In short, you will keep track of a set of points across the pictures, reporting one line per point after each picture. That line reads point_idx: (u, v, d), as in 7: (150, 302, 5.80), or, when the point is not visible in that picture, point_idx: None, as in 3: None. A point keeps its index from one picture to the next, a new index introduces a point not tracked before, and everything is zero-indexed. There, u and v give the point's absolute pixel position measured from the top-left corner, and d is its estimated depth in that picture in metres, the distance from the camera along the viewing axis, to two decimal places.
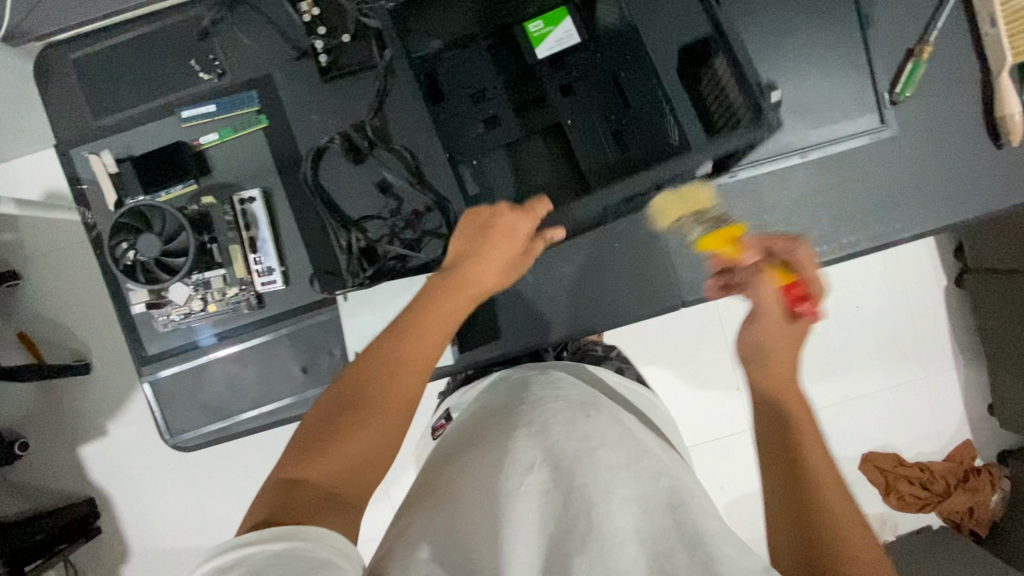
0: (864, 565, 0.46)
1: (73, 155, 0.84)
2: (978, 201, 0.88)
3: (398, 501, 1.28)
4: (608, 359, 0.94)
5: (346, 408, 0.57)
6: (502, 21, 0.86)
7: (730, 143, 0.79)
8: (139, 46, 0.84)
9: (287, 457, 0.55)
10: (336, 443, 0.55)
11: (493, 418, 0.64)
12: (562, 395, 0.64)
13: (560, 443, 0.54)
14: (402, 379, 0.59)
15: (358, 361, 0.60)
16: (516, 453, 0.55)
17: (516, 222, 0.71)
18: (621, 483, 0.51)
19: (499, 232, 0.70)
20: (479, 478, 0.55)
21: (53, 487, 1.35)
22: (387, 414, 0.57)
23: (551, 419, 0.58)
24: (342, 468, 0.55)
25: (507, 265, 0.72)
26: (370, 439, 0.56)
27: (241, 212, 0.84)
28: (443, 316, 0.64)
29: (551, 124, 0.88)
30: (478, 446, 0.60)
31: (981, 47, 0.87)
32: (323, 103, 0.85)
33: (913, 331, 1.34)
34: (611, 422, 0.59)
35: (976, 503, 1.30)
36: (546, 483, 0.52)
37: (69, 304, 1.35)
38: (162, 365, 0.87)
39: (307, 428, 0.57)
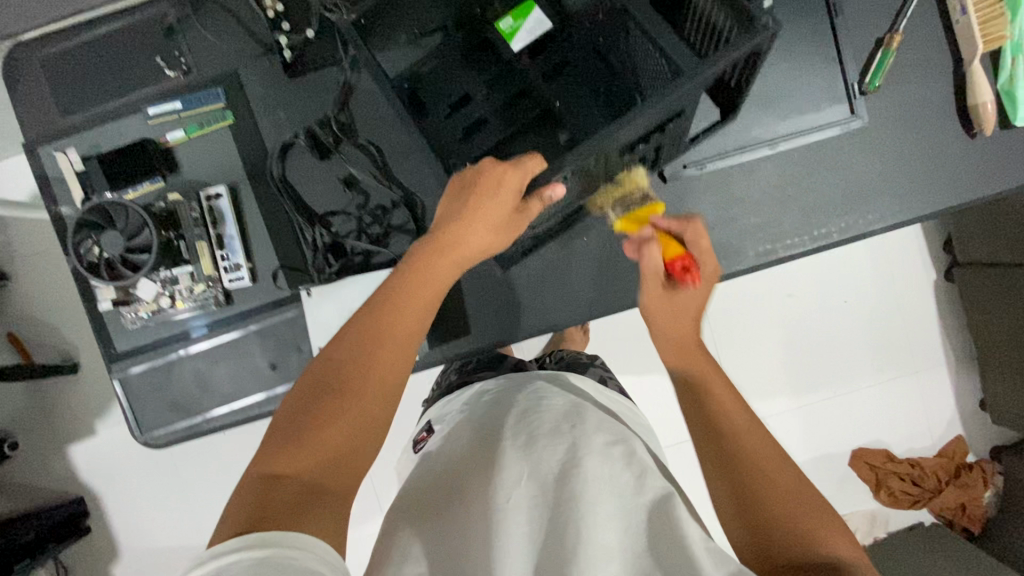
0: (794, 506, 0.50)
1: (41, 153, 0.85)
2: (949, 192, 0.87)
3: (380, 500, 1.26)
4: (590, 368, 0.86)
5: (322, 397, 0.53)
6: (470, 12, 0.80)
7: (723, 60, 0.63)
8: (105, 44, 0.85)
9: (263, 454, 0.51)
10: (318, 431, 0.51)
11: (481, 426, 0.63)
12: (546, 405, 0.62)
13: (547, 460, 0.54)
14: (384, 361, 0.56)
15: (328, 354, 0.56)
16: (501, 466, 0.55)
17: (502, 174, 0.63)
18: (607, 498, 0.50)
19: (483, 188, 0.63)
20: (468, 488, 0.56)
21: (38, 486, 1.36)
22: (368, 399, 0.54)
23: (536, 430, 0.58)
24: (321, 459, 0.51)
25: (499, 224, 0.65)
26: (350, 426, 0.53)
27: (208, 209, 0.84)
28: (424, 301, 0.61)
29: (540, 111, 0.76)
30: (465, 452, 0.60)
31: (953, 36, 0.87)
32: (291, 100, 0.86)
33: (902, 323, 1.32)
34: (597, 430, 0.57)
35: (967, 499, 1.29)
36: (534, 498, 0.53)
37: (51, 305, 1.35)
38: (131, 363, 0.88)
39: (283, 420, 0.53)
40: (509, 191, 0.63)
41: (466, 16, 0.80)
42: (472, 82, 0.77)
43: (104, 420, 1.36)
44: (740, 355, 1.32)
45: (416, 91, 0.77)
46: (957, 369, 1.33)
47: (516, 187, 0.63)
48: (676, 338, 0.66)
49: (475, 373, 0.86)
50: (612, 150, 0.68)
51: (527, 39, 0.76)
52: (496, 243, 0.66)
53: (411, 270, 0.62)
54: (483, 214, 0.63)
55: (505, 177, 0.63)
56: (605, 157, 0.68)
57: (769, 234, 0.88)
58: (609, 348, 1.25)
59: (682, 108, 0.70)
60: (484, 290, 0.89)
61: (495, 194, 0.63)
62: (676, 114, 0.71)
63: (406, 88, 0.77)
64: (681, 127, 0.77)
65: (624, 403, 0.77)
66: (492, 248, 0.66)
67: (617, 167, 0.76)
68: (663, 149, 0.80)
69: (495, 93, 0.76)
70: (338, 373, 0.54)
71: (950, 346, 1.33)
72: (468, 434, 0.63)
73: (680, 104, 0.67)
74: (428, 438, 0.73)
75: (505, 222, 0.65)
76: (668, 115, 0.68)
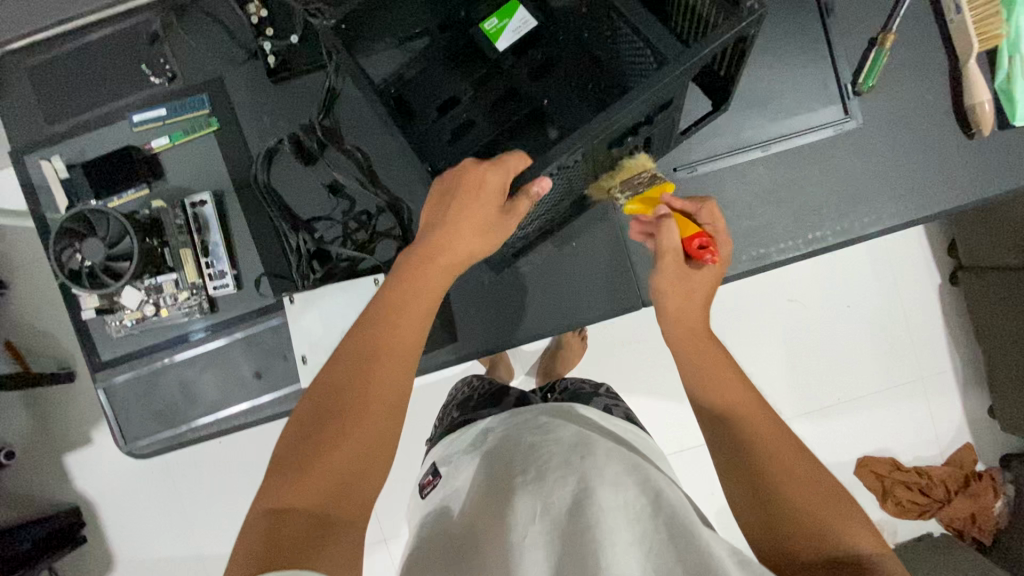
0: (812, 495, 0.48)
1: (27, 161, 0.85)
2: (947, 193, 0.85)
3: (377, 515, 1.23)
4: (595, 397, 0.79)
5: (319, 425, 0.50)
6: (453, 13, 0.76)
7: (710, 47, 0.58)
8: (90, 52, 0.85)
9: (267, 488, 0.48)
10: (321, 457, 0.48)
11: (492, 462, 0.58)
12: (553, 437, 0.57)
13: (559, 493, 0.50)
14: (380, 380, 0.52)
15: (323, 376, 0.53)
16: (517, 503, 0.51)
17: (486, 175, 0.59)
18: (623, 526, 0.46)
19: (465, 191, 0.59)
20: (487, 526, 0.52)
21: (31, 496, 1.35)
22: (371, 418, 0.51)
23: (545, 464, 0.54)
24: (326, 488, 0.48)
25: (489, 226, 0.60)
26: (352, 452, 0.49)
27: (193, 216, 0.83)
28: (419, 313, 0.58)
29: (530, 111, 0.75)
30: (479, 488, 0.57)
31: (948, 35, 0.85)
32: (277, 106, 0.86)
33: (906, 327, 1.29)
34: (610, 458, 0.53)
35: (979, 509, 1.24)
36: (549, 532, 0.48)
37: (46, 315, 1.35)
38: (116, 372, 0.87)
39: (285, 452, 0.49)
40: (491, 192, 0.59)
41: (450, 15, 0.76)
42: (465, 86, 0.75)
43: (98, 428, 1.35)
44: (739, 364, 1.30)
45: (402, 96, 0.75)
46: (963, 376, 1.30)
47: (499, 186, 0.59)
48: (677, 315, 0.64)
49: (478, 410, 0.78)
50: (601, 145, 0.64)
51: (512, 37, 0.74)
52: (490, 247, 0.62)
53: (405, 280, 0.59)
54: (467, 219, 0.59)
55: (485, 177, 0.59)
56: (594, 152, 0.64)
57: (762, 238, 0.86)
58: (605, 355, 1.23)
59: (671, 97, 0.66)
60: (473, 297, 0.88)
61: (478, 197, 0.59)
62: (665, 104, 0.67)
63: (393, 96, 0.74)
64: (670, 119, 0.73)
65: (637, 434, 0.70)
66: (485, 252, 0.62)
67: (608, 162, 0.72)
68: (655, 142, 0.76)
69: (484, 94, 0.74)
70: (340, 399, 0.51)
71: (956, 352, 1.30)
72: (480, 468, 0.59)
73: (668, 93, 0.63)
74: (436, 483, 0.66)
75: (491, 225, 0.60)
76: (659, 103, 0.64)
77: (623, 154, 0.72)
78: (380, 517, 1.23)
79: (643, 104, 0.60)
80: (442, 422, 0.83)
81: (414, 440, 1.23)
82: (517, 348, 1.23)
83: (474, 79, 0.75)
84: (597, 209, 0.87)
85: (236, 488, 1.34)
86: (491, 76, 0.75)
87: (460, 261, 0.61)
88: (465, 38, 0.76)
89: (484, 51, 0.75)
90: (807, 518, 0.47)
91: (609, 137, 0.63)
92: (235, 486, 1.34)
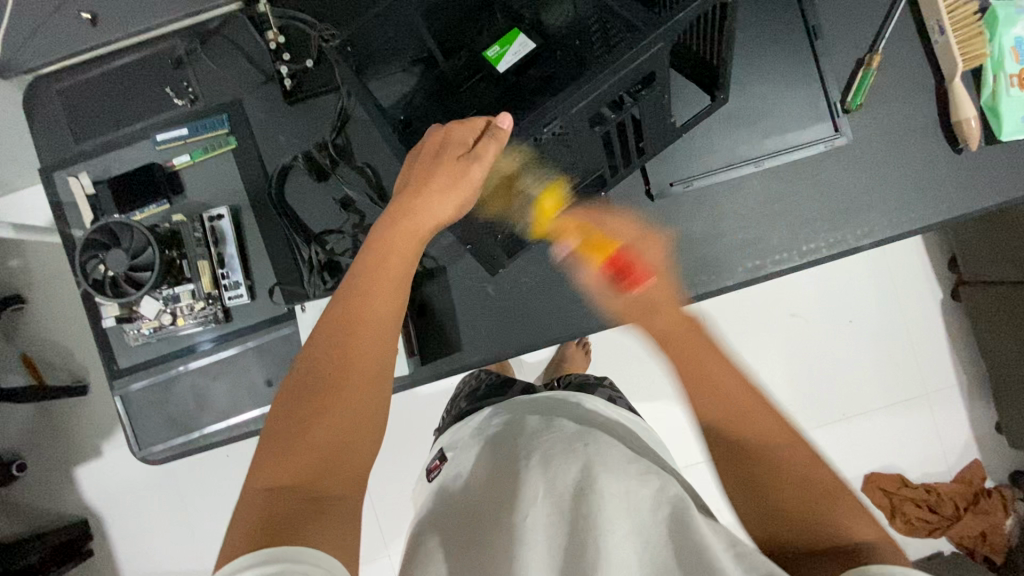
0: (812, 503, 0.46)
1: (55, 178, 0.89)
2: (938, 207, 0.88)
3: (382, 526, 1.24)
4: (598, 388, 0.82)
5: (309, 393, 0.52)
6: (456, 42, 0.73)
7: (688, 9, 0.63)
8: (119, 76, 0.90)
9: (262, 464, 0.49)
10: (312, 427, 0.50)
11: (496, 452, 0.61)
12: (557, 426, 0.61)
13: (563, 477, 0.53)
14: (360, 341, 0.55)
15: (309, 345, 0.55)
16: (520, 488, 0.54)
17: (448, 131, 0.64)
18: (623, 514, 0.48)
19: (430, 152, 0.64)
20: (489, 510, 0.55)
21: (43, 507, 1.37)
22: (356, 388, 0.53)
23: (550, 451, 0.57)
24: (313, 463, 0.49)
25: (455, 186, 0.63)
26: (338, 422, 0.51)
27: (210, 229, 0.87)
28: (394, 279, 0.60)
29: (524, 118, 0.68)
30: (483, 473, 0.60)
31: (933, 55, 0.89)
32: (292, 126, 0.91)
33: (907, 339, 1.31)
34: (611, 449, 0.56)
35: (989, 527, 1.23)
36: (552, 514, 0.51)
37: (63, 328, 1.39)
38: (132, 379, 0.90)
39: (274, 429, 0.51)
40: (452, 147, 0.63)
41: (458, 43, 0.73)
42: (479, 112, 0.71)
43: (109, 440, 1.37)
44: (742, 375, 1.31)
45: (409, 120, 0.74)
46: (967, 389, 1.30)
47: (461, 143, 0.63)
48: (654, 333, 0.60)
49: (487, 399, 0.81)
50: (581, 120, 0.67)
51: (514, 64, 0.69)
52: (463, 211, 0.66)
53: (378, 250, 0.61)
54: (432, 178, 0.63)
55: (450, 135, 0.64)
56: (573, 126, 0.67)
57: (758, 250, 0.89)
58: (605, 366, 1.26)
59: (650, 71, 0.68)
60: (477, 305, 0.91)
61: (442, 153, 0.63)
62: (646, 80, 0.69)
63: (401, 122, 0.74)
64: (659, 102, 0.74)
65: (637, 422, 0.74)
66: (452, 216, 0.65)
67: (592, 145, 0.74)
68: (645, 126, 0.77)
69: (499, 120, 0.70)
70: (324, 370, 0.53)
71: (959, 365, 1.30)
72: (483, 452, 0.63)
73: (645, 68, 0.66)
74: (443, 466, 0.71)
75: (455, 182, 0.63)
76: (637, 78, 0.67)
77: (608, 137, 0.74)
78: (382, 530, 1.24)
79: (621, 78, 0.65)
80: (450, 412, 0.86)
81: (419, 450, 1.24)
82: (520, 359, 1.26)
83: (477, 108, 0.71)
84: None
85: None
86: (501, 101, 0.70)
87: (429, 228, 0.64)
88: (468, 69, 0.71)
89: (487, 79, 0.71)
90: (804, 509, 0.46)
91: (588, 109, 0.66)
92: None
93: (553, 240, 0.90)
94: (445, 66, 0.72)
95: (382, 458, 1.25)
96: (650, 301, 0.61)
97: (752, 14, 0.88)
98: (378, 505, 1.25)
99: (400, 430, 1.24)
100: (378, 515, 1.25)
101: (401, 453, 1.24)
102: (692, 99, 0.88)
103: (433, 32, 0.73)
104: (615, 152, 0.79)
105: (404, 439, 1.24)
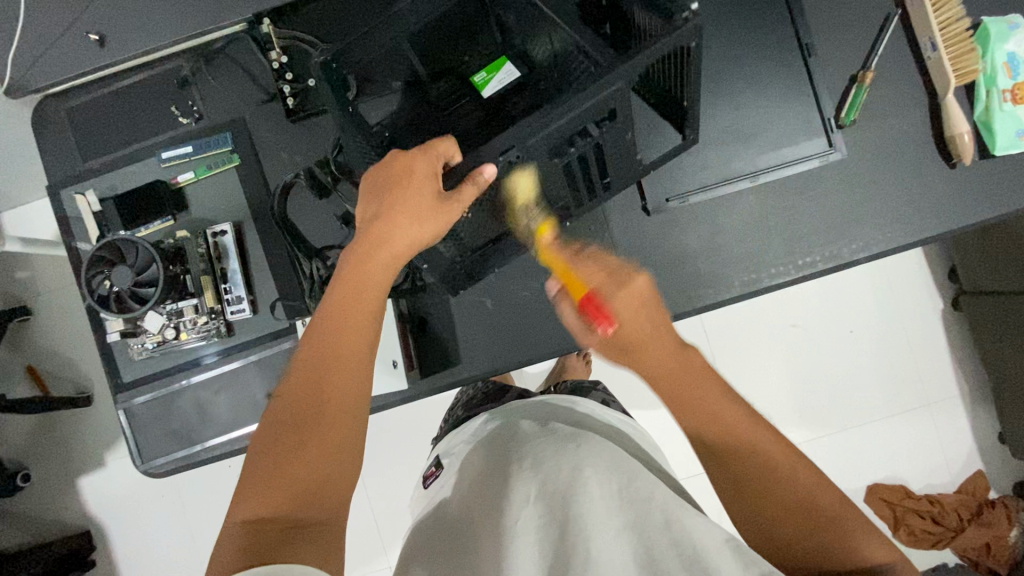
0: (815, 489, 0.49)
1: (62, 195, 0.91)
2: (933, 220, 0.89)
3: (382, 536, 1.25)
4: (594, 392, 0.85)
5: (292, 427, 0.53)
6: (444, 64, 0.76)
7: (651, 49, 0.61)
8: (126, 95, 0.92)
9: (247, 492, 0.50)
10: (295, 460, 0.51)
11: (490, 454, 0.63)
12: (550, 428, 0.63)
13: (553, 475, 0.54)
14: (340, 376, 0.55)
15: (291, 379, 0.56)
16: (514, 490, 0.55)
17: (414, 161, 0.62)
18: (614, 514, 0.50)
19: (396, 183, 0.62)
20: (480, 513, 0.57)
21: (47, 518, 1.38)
22: (333, 424, 0.53)
23: (540, 455, 0.58)
24: (297, 493, 0.50)
25: (425, 213, 0.62)
26: (318, 460, 0.52)
27: (213, 245, 0.89)
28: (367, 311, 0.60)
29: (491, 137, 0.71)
30: (472, 478, 0.62)
31: (926, 70, 0.89)
32: (294, 142, 0.92)
33: (909, 351, 1.31)
34: (601, 450, 0.57)
35: (993, 538, 1.22)
36: (541, 517, 0.51)
37: (69, 339, 1.40)
38: (136, 393, 0.92)
39: (253, 458, 0.52)
40: (422, 177, 0.62)
41: (444, 65, 0.76)
42: (462, 130, 0.74)
43: (112, 451, 1.38)
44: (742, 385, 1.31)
45: (395, 138, 0.75)
46: (968, 399, 1.30)
47: (427, 173, 0.62)
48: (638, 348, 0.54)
49: (482, 405, 0.85)
50: (539, 148, 0.66)
51: (499, 90, 0.73)
52: (433, 238, 0.63)
53: (348, 284, 0.61)
54: (403, 207, 0.61)
55: (414, 164, 0.62)
56: (530, 155, 0.66)
57: (755, 263, 0.90)
58: (604, 376, 1.27)
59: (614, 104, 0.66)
60: (475, 318, 0.92)
61: (409, 183, 0.62)
62: (609, 114, 0.68)
63: (387, 139, 0.75)
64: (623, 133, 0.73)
65: (630, 425, 0.78)
66: (426, 243, 0.63)
67: (556, 175, 0.73)
68: (611, 157, 0.76)
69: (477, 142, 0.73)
70: (302, 408, 0.54)
71: (960, 376, 1.30)
72: (478, 453, 0.65)
73: (608, 104, 0.65)
74: (438, 473, 0.73)
75: (427, 212, 0.62)
76: (601, 110, 0.65)
77: (570, 167, 0.74)
78: (383, 538, 1.25)
79: (585, 111, 0.63)
80: (448, 419, 0.90)
81: (419, 461, 1.25)
82: (522, 370, 1.27)
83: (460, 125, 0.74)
84: (591, 235, 0.91)
85: None
86: (485, 120, 0.73)
87: (401, 252, 0.63)
88: (456, 92, 0.76)
89: (474, 101, 0.75)
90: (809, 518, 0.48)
91: (548, 139, 0.65)
92: None
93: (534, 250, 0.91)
94: (433, 88, 0.76)
95: (383, 469, 1.25)
96: (628, 337, 0.53)
97: (747, 31, 0.90)
98: (379, 516, 1.25)
99: (400, 439, 1.25)
100: (378, 524, 1.25)
101: (402, 463, 1.25)
102: (664, 135, 0.89)
103: (420, 56, 0.73)
104: (578, 185, 0.78)
105: (404, 448, 1.25)
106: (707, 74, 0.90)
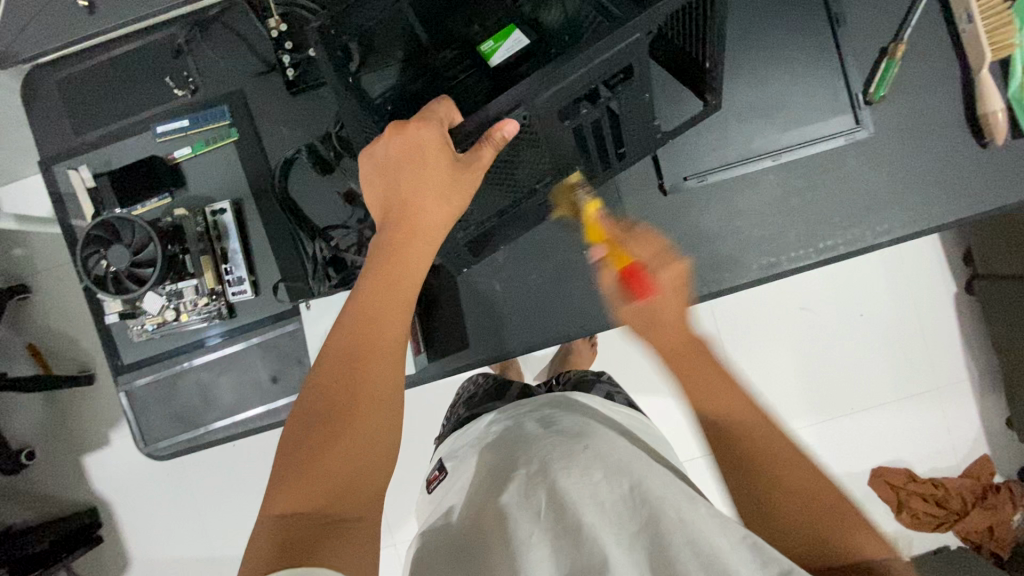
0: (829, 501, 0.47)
1: (55, 170, 0.88)
2: (960, 203, 0.85)
3: (388, 517, 1.25)
4: (598, 384, 0.83)
5: (315, 426, 0.50)
6: (450, 33, 0.71)
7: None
8: (118, 65, 0.88)
9: (272, 496, 0.48)
10: (317, 461, 0.49)
11: (503, 451, 0.61)
12: (555, 428, 0.61)
13: (563, 479, 0.52)
14: (366, 365, 0.53)
15: (315, 376, 0.53)
16: (524, 495, 0.53)
17: (423, 133, 0.57)
18: (627, 517, 0.48)
19: (409, 161, 0.59)
20: (490, 521, 0.54)
21: (53, 495, 1.38)
22: (371, 415, 0.51)
23: (549, 456, 0.55)
24: (323, 490, 0.48)
25: (445, 186, 0.59)
26: (350, 452, 0.49)
27: (213, 224, 0.86)
28: (395, 298, 0.57)
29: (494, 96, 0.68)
30: (483, 479, 0.60)
31: (961, 43, 0.85)
32: (295, 117, 0.88)
33: (923, 340, 1.28)
34: (610, 449, 0.55)
35: (996, 522, 1.21)
36: (555, 521, 0.49)
37: (70, 318, 1.38)
38: (136, 375, 0.90)
39: (279, 464, 0.50)
40: (432, 151, 0.58)
41: (449, 35, 0.71)
42: (467, 102, 0.69)
43: (116, 430, 1.37)
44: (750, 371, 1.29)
45: (397, 113, 0.71)
46: (978, 384, 1.28)
47: (438, 142, 0.57)
48: (658, 323, 0.55)
49: (485, 404, 0.82)
50: (546, 114, 0.62)
51: (506, 60, 0.67)
52: (457, 210, 0.61)
53: (380, 273, 0.57)
54: (419, 185, 0.59)
55: (421, 137, 0.57)
56: (539, 117, 0.62)
57: (774, 247, 0.86)
58: (612, 358, 1.25)
59: (628, 65, 0.63)
60: (483, 303, 0.89)
61: (422, 160, 0.58)
62: (624, 72, 0.64)
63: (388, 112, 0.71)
64: (636, 101, 0.69)
65: (636, 420, 0.74)
66: (451, 218, 0.61)
67: (564, 142, 0.69)
68: (625, 122, 0.72)
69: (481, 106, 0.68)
70: (330, 403, 0.51)
71: (972, 362, 1.28)
72: (486, 455, 0.63)
73: (620, 62, 0.61)
74: (442, 478, 0.71)
75: (449, 186, 0.59)
76: (612, 72, 0.62)
77: (579, 131, 0.69)
78: (389, 520, 1.25)
79: (594, 69, 0.59)
80: (452, 415, 0.87)
81: (424, 443, 1.24)
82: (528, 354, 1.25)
83: (465, 98, 0.70)
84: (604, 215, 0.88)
85: (249, 488, 1.35)
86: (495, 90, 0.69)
87: (434, 232, 0.60)
88: (462, 61, 0.70)
89: (480, 74, 0.69)
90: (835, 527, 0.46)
91: (557, 101, 0.61)
92: (249, 486, 1.35)
93: (540, 227, 0.88)
94: (436, 58, 0.71)
95: None
96: (661, 312, 0.55)
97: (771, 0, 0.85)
98: (386, 496, 1.25)
99: (406, 422, 1.23)
100: (384, 506, 1.25)
101: (407, 447, 1.24)
102: (682, 107, 0.85)
103: (423, 20, 0.71)
104: (589, 153, 0.75)
105: (410, 431, 1.24)
106: (730, 47, 0.86)
